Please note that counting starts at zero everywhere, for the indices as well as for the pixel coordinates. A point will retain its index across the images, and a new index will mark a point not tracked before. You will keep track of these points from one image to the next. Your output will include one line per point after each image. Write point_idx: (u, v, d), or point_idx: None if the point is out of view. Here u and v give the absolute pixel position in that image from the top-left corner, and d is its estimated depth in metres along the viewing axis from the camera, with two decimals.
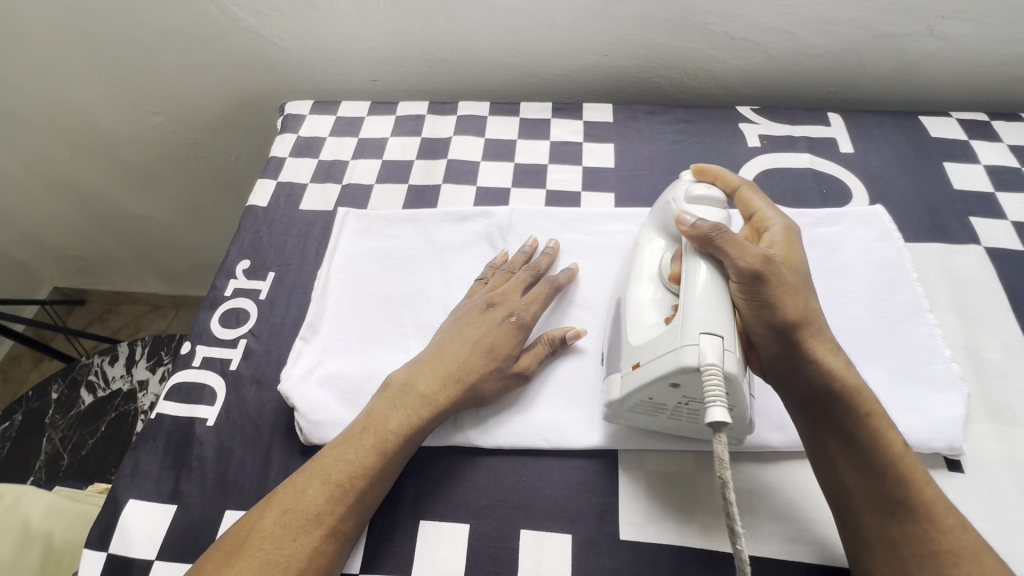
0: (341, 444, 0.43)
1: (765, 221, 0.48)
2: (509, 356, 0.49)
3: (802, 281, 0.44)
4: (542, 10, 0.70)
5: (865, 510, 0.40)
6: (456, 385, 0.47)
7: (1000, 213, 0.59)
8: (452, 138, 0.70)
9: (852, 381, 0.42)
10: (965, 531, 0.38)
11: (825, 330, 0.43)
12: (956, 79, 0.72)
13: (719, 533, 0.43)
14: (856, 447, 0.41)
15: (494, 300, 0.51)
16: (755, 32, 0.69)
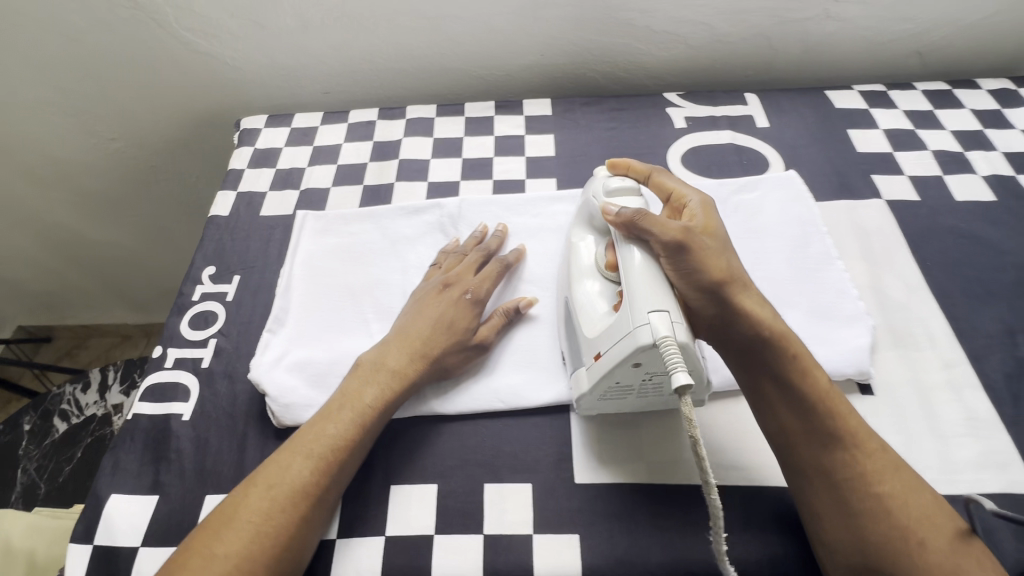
0: (321, 420, 0.47)
1: (683, 199, 0.51)
2: (469, 328, 0.52)
3: (722, 246, 0.48)
4: (477, 16, 0.75)
5: (800, 444, 0.44)
6: (423, 360, 0.50)
7: (898, 169, 0.67)
8: (402, 140, 0.74)
9: (778, 328, 0.45)
10: (885, 453, 0.43)
11: (750, 285, 0.47)
12: (857, 56, 0.79)
13: (664, 469, 0.48)
14: (790, 394, 0.44)
15: (450, 281, 0.55)
16: (674, 25, 0.76)
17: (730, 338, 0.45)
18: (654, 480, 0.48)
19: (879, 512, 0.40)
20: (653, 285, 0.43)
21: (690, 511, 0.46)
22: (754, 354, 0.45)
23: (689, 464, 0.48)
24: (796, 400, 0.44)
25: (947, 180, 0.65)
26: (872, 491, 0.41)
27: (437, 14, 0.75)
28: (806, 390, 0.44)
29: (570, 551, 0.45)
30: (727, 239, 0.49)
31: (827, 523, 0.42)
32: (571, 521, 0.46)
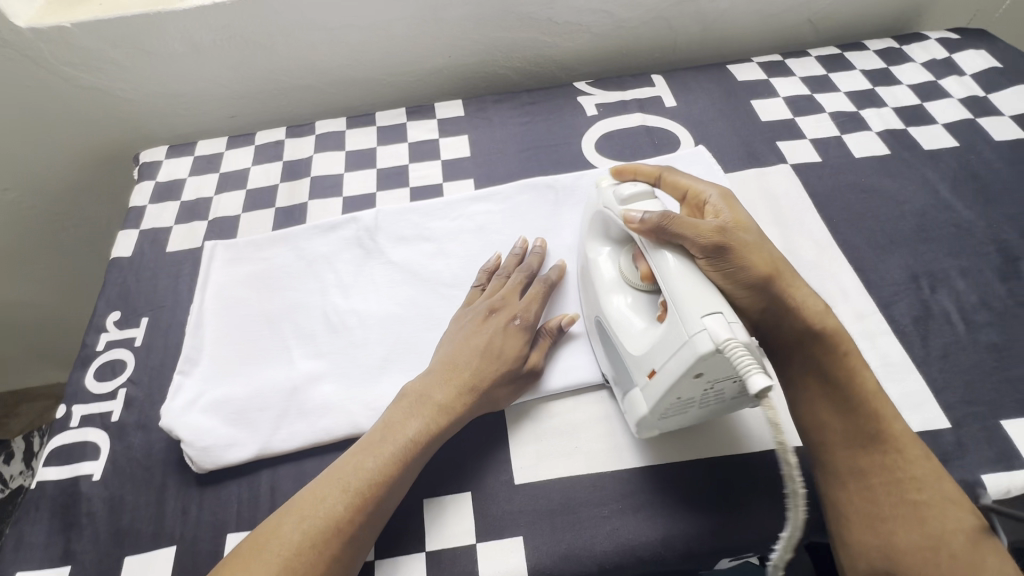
0: (362, 452, 0.44)
1: (700, 195, 0.48)
2: (520, 356, 0.49)
3: (759, 238, 0.45)
4: (375, 23, 0.74)
5: (836, 446, 0.43)
6: (475, 390, 0.47)
7: (800, 134, 0.69)
8: (313, 157, 0.72)
9: (830, 325, 0.44)
10: (926, 457, 0.41)
11: (797, 277, 0.45)
12: (753, 28, 0.82)
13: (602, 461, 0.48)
14: (840, 394, 0.43)
15: (495, 306, 0.51)
16: (575, 15, 0.76)
17: (779, 328, 0.44)
18: (596, 470, 0.47)
19: (912, 519, 0.40)
20: (699, 288, 0.39)
21: (632, 495, 0.46)
22: (804, 347, 0.44)
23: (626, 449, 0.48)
24: (844, 397, 0.43)
25: (846, 139, 0.68)
26: (907, 495, 0.40)
27: (334, 25, 0.73)
28: (855, 382, 0.43)
29: (515, 556, 0.44)
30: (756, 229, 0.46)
31: (846, 521, 0.41)
32: (514, 523, 0.45)
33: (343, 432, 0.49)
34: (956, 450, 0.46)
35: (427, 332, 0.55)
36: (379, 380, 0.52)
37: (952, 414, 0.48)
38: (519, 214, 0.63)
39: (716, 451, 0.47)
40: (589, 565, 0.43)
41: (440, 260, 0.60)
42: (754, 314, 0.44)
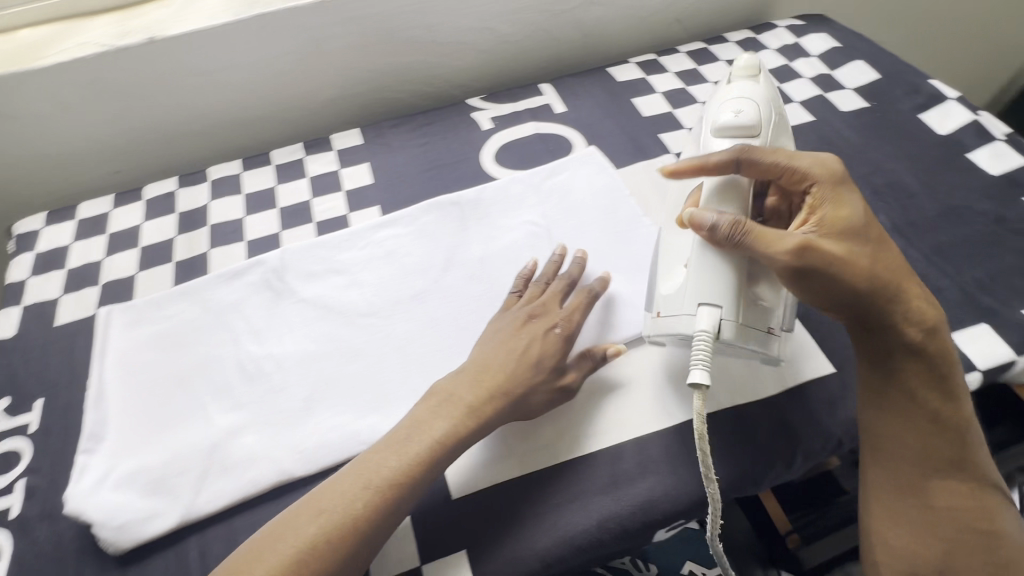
0: (386, 450, 0.45)
1: (804, 180, 0.45)
2: (554, 370, 0.50)
3: (868, 247, 0.44)
4: (258, 61, 0.73)
5: (911, 461, 0.44)
6: (503, 399, 0.47)
7: (680, 125, 0.74)
8: (209, 205, 0.70)
9: (938, 347, 0.45)
10: (983, 475, 0.45)
11: (916, 290, 0.45)
12: (627, 32, 0.88)
13: (543, 455, 0.49)
14: (935, 412, 0.44)
15: (536, 312, 0.52)
16: (458, 34, 0.79)
17: (881, 335, 0.45)
18: (550, 461, 0.49)
19: (971, 539, 0.44)
20: (709, 273, 0.44)
21: (565, 487, 0.48)
22: (901, 361, 0.45)
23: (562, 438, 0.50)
24: (938, 413, 0.44)
25: None
26: (969, 520, 0.44)
27: (213, 67, 0.72)
28: (953, 399, 0.45)
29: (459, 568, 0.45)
30: (869, 221, 0.45)
31: (889, 521, 0.45)
32: (455, 536, 0.47)
33: (271, 482, 0.48)
34: (841, 391, 0.52)
35: (347, 365, 0.55)
36: (303, 421, 0.51)
37: (835, 360, 0.53)
38: (427, 234, 0.64)
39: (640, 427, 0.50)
40: (532, 561, 0.45)
41: (353, 290, 0.60)
42: (849, 318, 0.45)
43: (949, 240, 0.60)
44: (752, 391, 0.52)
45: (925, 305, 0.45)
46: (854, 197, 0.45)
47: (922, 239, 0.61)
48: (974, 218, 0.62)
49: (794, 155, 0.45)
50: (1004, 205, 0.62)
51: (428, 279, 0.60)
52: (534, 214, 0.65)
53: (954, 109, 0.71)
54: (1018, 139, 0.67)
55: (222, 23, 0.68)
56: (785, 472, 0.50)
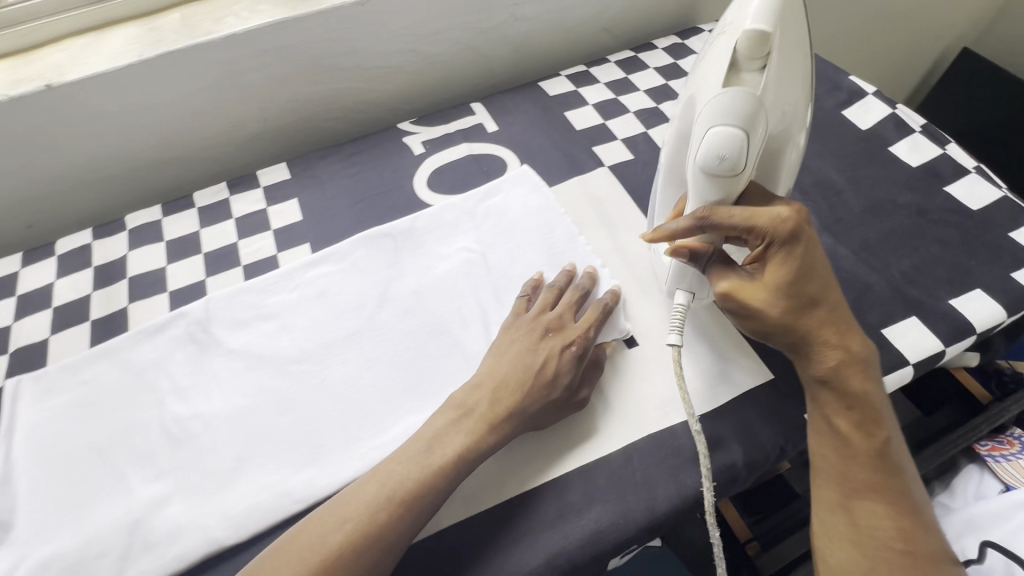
0: (408, 457, 0.46)
1: (762, 243, 0.44)
2: (570, 385, 0.50)
3: (801, 304, 0.45)
4: (172, 100, 0.69)
5: (831, 480, 0.45)
6: (521, 414, 0.48)
7: (612, 136, 0.74)
8: (127, 255, 0.66)
9: (850, 382, 0.45)
10: (915, 511, 0.43)
11: (835, 336, 0.45)
12: (556, 43, 0.87)
13: (499, 489, 0.48)
14: (846, 437, 0.44)
15: (552, 325, 0.52)
16: (383, 58, 0.77)
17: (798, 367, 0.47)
18: (528, 485, 0.48)
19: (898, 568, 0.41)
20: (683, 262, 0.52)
21: (513, 526, 0.46)
22: (815, 390, 0.47)
23: (519, 469, 0.49)
24: (847, 442, 0.44)
25: (651, 134, 0.74)
26: (893, 546, 0.42)
27: (122, 110, 0.68)
28: (872, 430, 0.44)
29: None
30: (805, 270, 0.44)
31: (818, 542, 0.44)
32: None
33: (199, 553, 0.45)
34: (781, 397, 0.52)
35: (280, 418, 0.52)
36: (234, 483, 0.48)
37: (774, 366, 0.53)
38: (360, 269, 0.62)
39: (591, 453, 0.49)
40: None
41: (284, 336, 0.57)
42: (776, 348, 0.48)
43: (876, 235, 0.61)
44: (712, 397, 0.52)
45: (844, 346, 0.45)
46: (800, 255, 0.44)
47: (849, 236, 0.62)
48: (897, 210, 0.63)
49: (756, 225, 0.44)
50: (924, 196, 0.64)
51: (362, 318, 0.58)
52: (470, 240, 0.63)
53: (873, 103, 0.73)
54: (934, 130, 0.69)
55: (125, 64, 0.64)
56: (731, 486, 0.49)
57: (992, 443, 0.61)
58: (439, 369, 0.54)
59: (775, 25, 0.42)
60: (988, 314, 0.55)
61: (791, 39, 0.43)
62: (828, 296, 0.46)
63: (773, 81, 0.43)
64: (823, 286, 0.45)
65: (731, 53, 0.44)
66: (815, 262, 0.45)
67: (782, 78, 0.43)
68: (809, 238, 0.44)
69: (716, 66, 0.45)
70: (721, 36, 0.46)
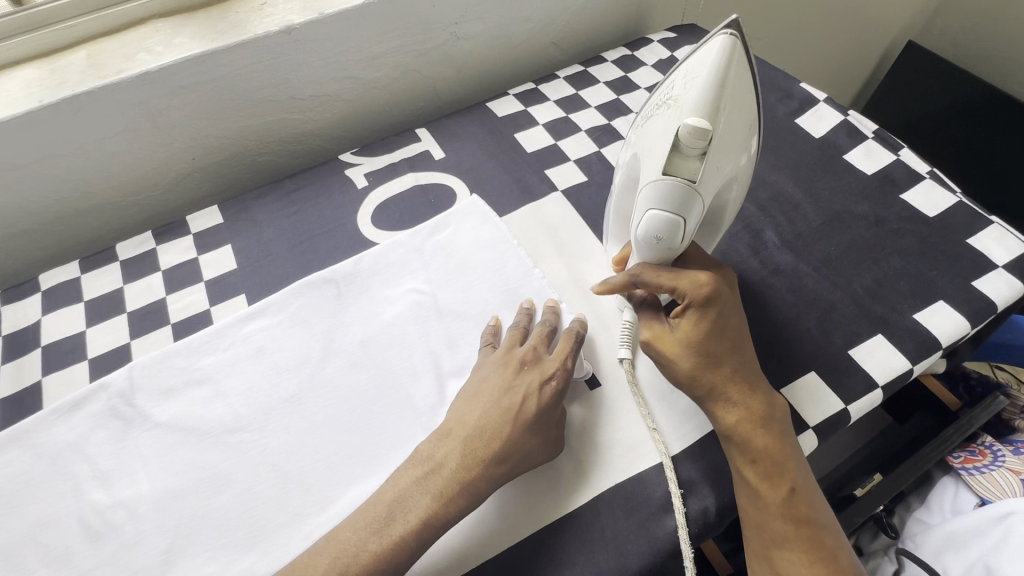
0: (364, 527, 0.42)
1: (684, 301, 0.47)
2: (549, 426, 0.47)
3: (717, 365, 0.47)
4: (84, 146, 0.63)
5: (750, 533, 0.45)
6: (494, 467, 0.44)
7: (565, 157, 0.71)
8: (42, 320, 0.60)
9: (752, 436, 0.45)
10: (831, 556, 0.43)
11: (741, 391, 0.46)
12: (503, 60, 0.84)
13: (464, 558, 0.44)
14: (755, 491, 0.44)
15: (528, 360, 0.49)
16: (319, 87, 0.72)
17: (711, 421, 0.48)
18: (495, 551, 0.45)
19: None
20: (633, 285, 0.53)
21: None
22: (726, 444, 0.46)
23: (486, 535, 0.45)
24: (756, 494, 0.44)
25: (604, 152, 0.71)
26: None
27: (26, 161, 0.61)
28: (780, 480, 0.44)
29: None
30: (717, 327, 0.47)
31: None
32: None
33: None
34: None
35: (214, 497, 0.47)
36: None
37: None
38: (301, 321, 0.57)
39: (563, 510, 0.46)
40: None
41: (219, 403, 0.52)
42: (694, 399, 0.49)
43: (836, 249, 0.60)
44: (682, 435, 0.49)
45: (747, 403, 0.46)
46: (712, 319, 0.47)
47: (809, 252, 0.60)
48: (855, 221, 0.62)
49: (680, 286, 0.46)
50: (881, 205, 0.63)
51: (304, 375, 0.54)
52: (419, 280, 0.60)
53: (825, 110, 0.72)
54: (886, 135, 0.68)
55: (25, 110, 0.58)
56: (705, 534, 0.46)
57: (964, 455, 0.60)
58: (390, 427, 0.50)
59: (723, 104, 0.36)
60: (951, 326, 0.53)
61: (733, 116, 0.37)
62: (741, 354, 0.48)
63: (714, 165, 0.38)
64: (735, 344, 0.48)
65: (671, 135, 0.38)
66: (727, 323, 0.47)
67: (724, 158, 0.38)
68: (721, 304, 0.47)
69: (657, 140, 0.39)
70: (664, 102, 0.39)
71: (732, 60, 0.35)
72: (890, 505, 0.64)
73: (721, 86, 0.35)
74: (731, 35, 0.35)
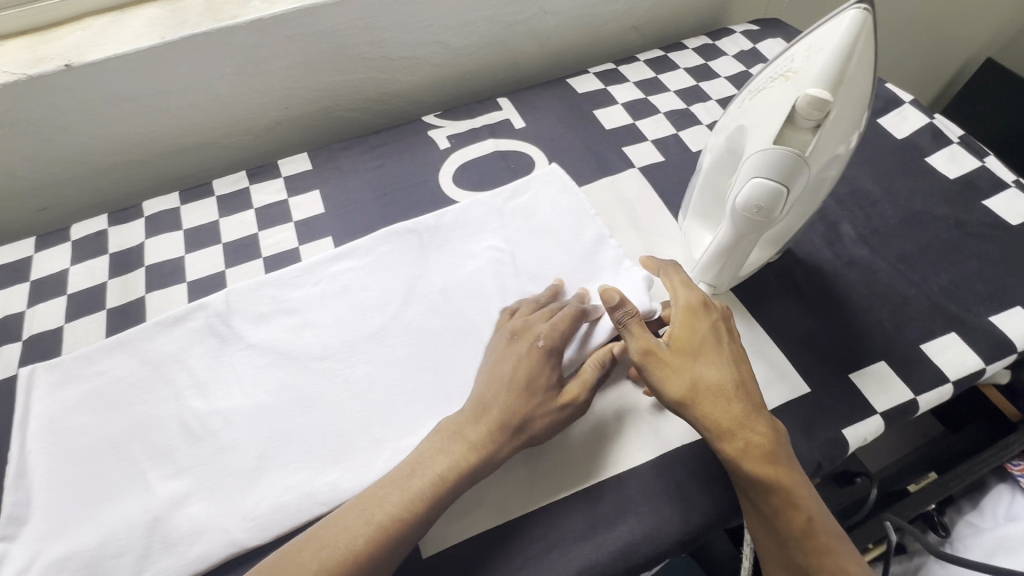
0: (390, 484, 0.43)
1: (683, 309, 0.49)
2: (552, 383, 0.48)
3: (717, 388, 0.45)
4: (193, 85, 0.67)
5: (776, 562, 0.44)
6: (508, 424, 0.45)
7: (643, 136, 0.72)
8: (145, 243, 0.64)
9: (759, 466, 0.43)
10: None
11: (739, 416, 0.44)
12: (584, 40, 0.85)
13: (535, 493, 0.47)
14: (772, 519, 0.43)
15: (517, 330, 0.50)
16: (410, 49, 0.75)
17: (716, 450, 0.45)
18: (561, 490, 0.47)
19: None
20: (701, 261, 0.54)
21: (542, 537, 0.45)
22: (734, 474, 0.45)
23: (555, 475, 0.47)
24: (774, 524, 0.43)
25: (682, 136, 0.72)
26: None
27: (141, 94, 0.65)
28: (796, 508, 0.43)
29: None
30: (716, 341, 0.47)
31: None
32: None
33: (220, 553, 0.44)
34: (819, 411, 0.50)
35: (302, 416, 0.51)
36: (255, 483, 0.47)
37: (810, 379, 0.52)
38: (384, 265, 0.60)
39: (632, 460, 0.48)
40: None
41: (307, 332, 0.56)
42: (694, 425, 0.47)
43: (913, 247, 0.60)
44: None
45: (753, 430, 0.44)
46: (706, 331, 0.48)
47: (885, 248, 0.60)
48: (934, 222, 0.62)
49: (684, 293, 0.50)
50: (962, 209, 0.63)
51: (387, 315, 0.57)
52: (497, 239, 0.62)
53: (910, 112, 0.71)
54: (972, 141, 0.68)
55: (149, 45, 0.62)
56: None
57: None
58: (468, 369, 0.53)
59: (843, 80, 0.38)
60: None
61: (851, 92, 0.39)
62: (738, 376, 0.46)
63: (826, 139, 0.40)
64: (732, 363, 0.46)
65: (787, 105, 0.39)
66: (721, 342, 0.47)
67: (835, 133, 0.40)
68: (715, 318, 0.49)
69: (768, 112, 0.41)
70: (779, 74, 0.41)
71: (859, 37, 0.37)
72: (940, 506, 0.64)
73: (846, 61, 0.37)
74: (864, 10, 0.37)
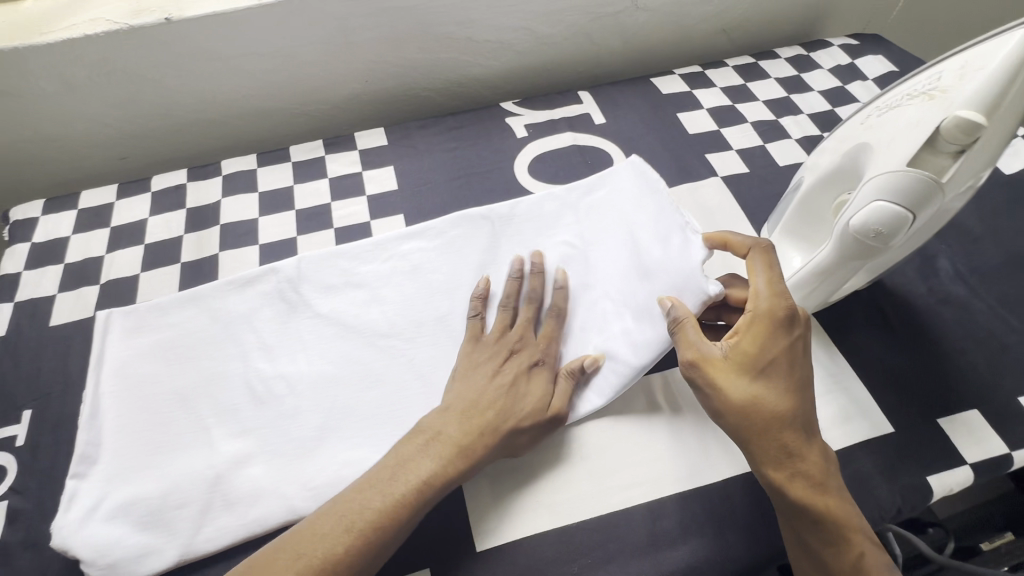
0: (368, 486, 0.41)
1: (754, 315, 0.44)
2: (544, 396, 0.47)
3: (766, 408, 0.42)
4: (281, 50, 0.67)
5: None
6: (498, 432, 0.45)
7: (728, 145, 0.70)
8: (221, 202, 0.65)
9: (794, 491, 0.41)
10: None
11: (781, 440, 0.42)
12: (672, 40, 0.83)
13: (596, 503, 0.45)
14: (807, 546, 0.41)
15: (515, 346, 0.50)
16: (496, 33, 0.74)
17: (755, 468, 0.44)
18: (625, 502, 0.45)
19: None
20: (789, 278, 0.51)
21: (599, 547, 0.44)
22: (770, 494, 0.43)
23: (617, 487, 0.46)
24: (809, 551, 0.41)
25: (769, 148, 0.69)
26: None
27: (231, 55, 0.66)
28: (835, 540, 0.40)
29: None
30: (787, 358, 0.43)
31: None
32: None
33: (277, 518, 0.44)
34: (904, 454, 0.47)
35: (366, 392, 0.50)
36: (315, 454, 0.47)
37: (896, 419, 0.49)
38: (455, 249, 0.59)
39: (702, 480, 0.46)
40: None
41: (374, 307, 0.55)
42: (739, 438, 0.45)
43: (1016, 291, 0.56)
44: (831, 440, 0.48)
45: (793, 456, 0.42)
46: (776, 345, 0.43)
47: (985, 289, 0.57)
48: None
49: (762, 296, 0.44)
50: None
51: (455, 300, 0.56)
52: (571, 234, 0.60)
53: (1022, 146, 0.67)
54: None
55: (245, 6, 0.62)
56: None
57: None
58: None
59: (1001, 104, 0.35)
60: None
61: (1005, 118, 0.36)
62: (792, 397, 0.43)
63: (967, 166, 0.37)
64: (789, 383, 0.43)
65: (930, 126, 0.37)
66: (786, 359, 0.43)
67: (977, 161, 0.37)
68: (791, 333, 0.44)
69: (903, 131, 0.39)
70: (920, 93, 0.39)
71: None
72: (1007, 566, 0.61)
73: (1008, 83, 0.35)
74: None
